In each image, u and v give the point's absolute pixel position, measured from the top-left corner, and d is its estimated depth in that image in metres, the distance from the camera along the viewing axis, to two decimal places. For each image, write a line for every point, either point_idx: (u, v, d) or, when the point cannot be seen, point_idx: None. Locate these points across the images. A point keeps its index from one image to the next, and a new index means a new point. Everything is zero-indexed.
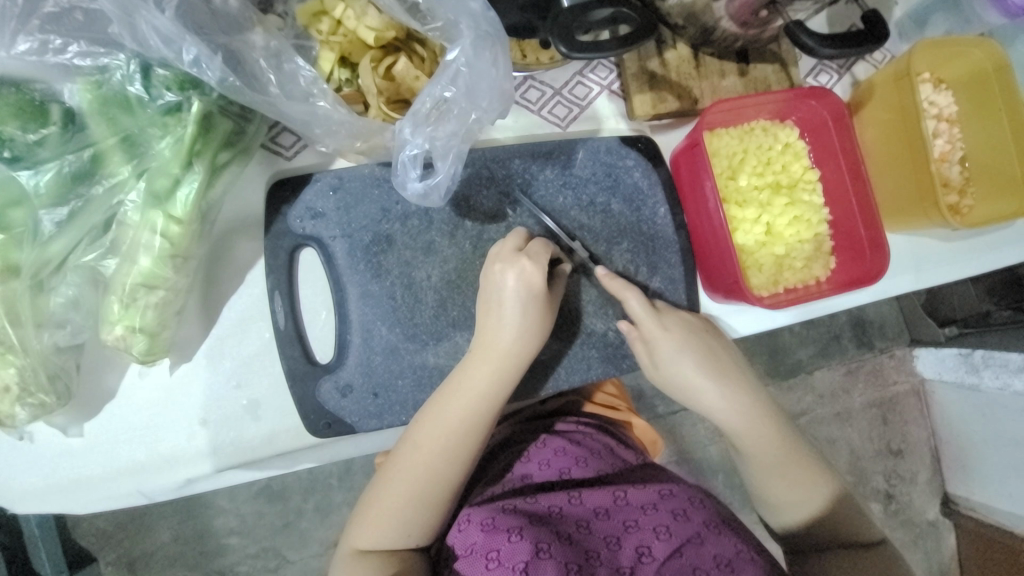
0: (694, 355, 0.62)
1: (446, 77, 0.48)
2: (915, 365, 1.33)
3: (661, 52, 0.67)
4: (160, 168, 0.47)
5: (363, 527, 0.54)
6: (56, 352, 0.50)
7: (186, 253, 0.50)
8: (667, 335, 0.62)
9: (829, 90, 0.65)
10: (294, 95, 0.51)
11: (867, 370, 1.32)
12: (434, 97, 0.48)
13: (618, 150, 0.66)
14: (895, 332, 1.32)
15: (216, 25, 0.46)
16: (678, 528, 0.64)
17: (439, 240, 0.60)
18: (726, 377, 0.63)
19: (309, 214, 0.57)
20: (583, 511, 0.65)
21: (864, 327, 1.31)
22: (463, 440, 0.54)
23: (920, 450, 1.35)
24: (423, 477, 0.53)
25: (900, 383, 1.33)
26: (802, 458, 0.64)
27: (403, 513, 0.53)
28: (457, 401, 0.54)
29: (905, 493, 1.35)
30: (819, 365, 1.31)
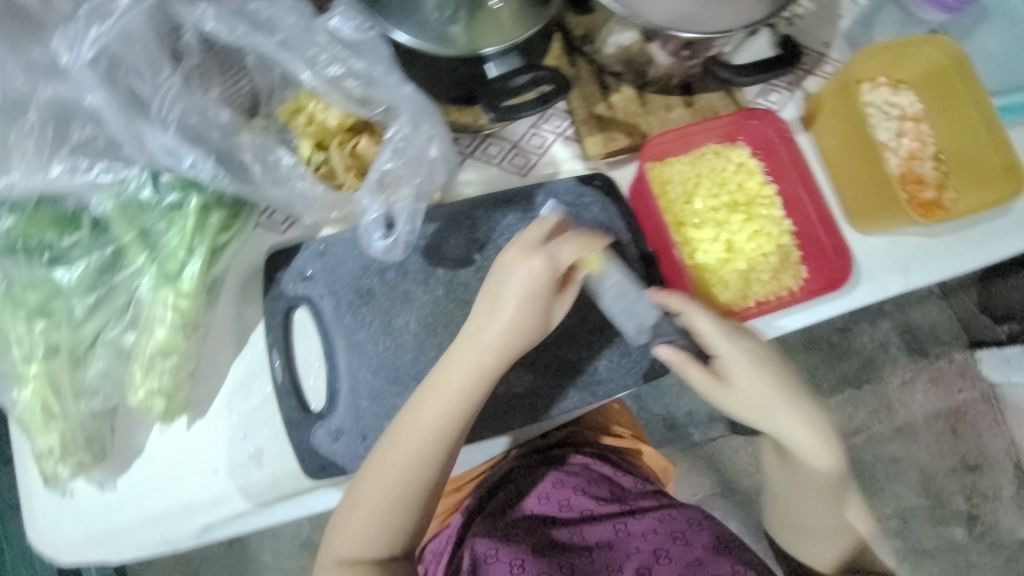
0: (761, 380, 0.63)
1: (388, 151, 0.58)
2: (980, 371, 1.44)
3: (607, 97, 0.73)
4: (168, 254, 0.57)
5: (342, 531, 0.57)
6: (92, 417, 0.58)
7: (194, 323, 0.59)
8: (733, 363, 0.63)
9: (768, 109, 0.69)
10: (276, 180, 0.60)
11: (928, 378, 1.44)
12: (381, 169, 0.58)
13: (576, 189, 0.71)
14: (951, 337, 1.45)
15: (207, 135, 0.56)
16: (677, 553, 0.66)
17: (415, 289, 0.66)
18: (801, 406, 0.64)
19: (299, 278, 0.65)
20: (585, 543, 0.69)
21: (912, 333, 1.44)
22: (437, 444, 0.57)
23: (1001, 465, 1.44)
24: (403, 478, 0.56)
25: (965, 391, 1.43)
26: (850, 498, 0.68)
27: (379, 514, 0.57)
28: (433, 403, 0.57)
29: (990, 513, 1.43)
30: (876, 376, 1.43)
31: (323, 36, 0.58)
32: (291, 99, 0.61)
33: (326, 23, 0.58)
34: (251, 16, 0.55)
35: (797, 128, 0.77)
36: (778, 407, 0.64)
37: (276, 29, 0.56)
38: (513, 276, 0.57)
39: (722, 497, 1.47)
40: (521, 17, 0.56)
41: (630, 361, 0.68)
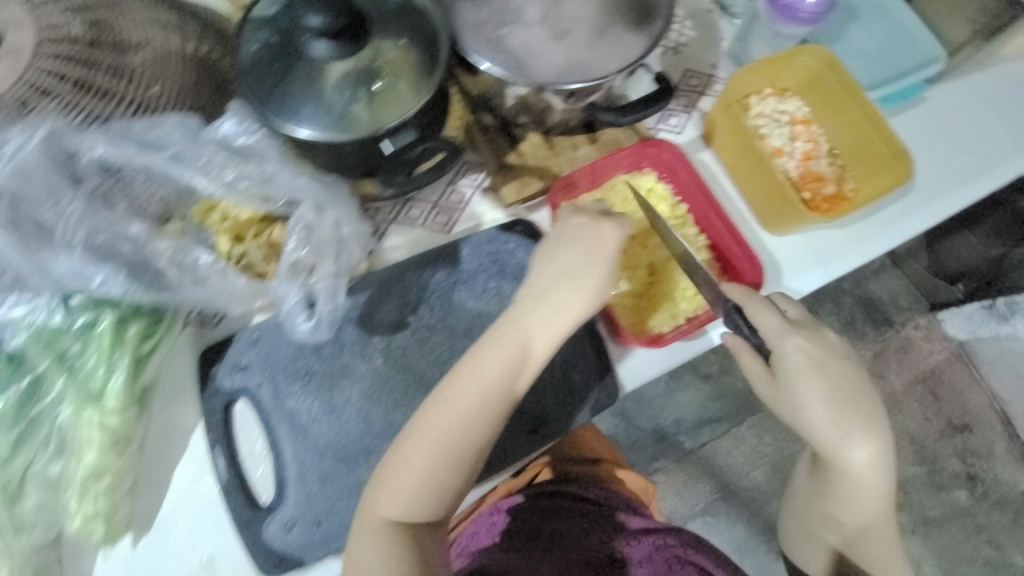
0: (828, 391, 0.64)
1: (294, 241, 0.62)
2: (945, 330, 1.48)
3: (516, 145, 0.76)
4: (87, 374, 0.57)
5: (389, 492, 0.56)
6: (35, 550, 0.57)
7: (126, 437, 0.59)
8: (803, 377, 0.64)
9: (663, 138, 0.73)
10: (195, 280, 0.60)
11: (896, 347, 1.48)
12: (292, 256, 0.62)
13: (499, 237, 0.74)
14: (911, 302, 1.49)
15: (116, 250, 0.57)
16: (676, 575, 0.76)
17: (353, 362, 0.67)
18: (856, 411, 0.65)
19: (234, 370, 0.65)
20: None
21: (874, 305, 1.49)
22: (494, 399, 0.57)
23: (987, 420, 1.46)
24: (453, 438, 0.56)
25: (936, 353, 1.47)
26: (845, 500, 0.70)
27: (428, 476, 0.56)
28: (494, 357, 0.58)
29: (989, 471, 1.44)
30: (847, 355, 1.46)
31: (214, 143, 0.61)
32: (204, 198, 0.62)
33: (216, 130, 0.62)
34: (139, 138, 0.58)
35: (700, 146, 0.82)
36: (843, 418, 0.64)
37: (164, 145, 0.59)
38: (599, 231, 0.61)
39: (724, 501, 1.46)
40: (419, 85, 0.61)
41: (574, 396, 0.69)
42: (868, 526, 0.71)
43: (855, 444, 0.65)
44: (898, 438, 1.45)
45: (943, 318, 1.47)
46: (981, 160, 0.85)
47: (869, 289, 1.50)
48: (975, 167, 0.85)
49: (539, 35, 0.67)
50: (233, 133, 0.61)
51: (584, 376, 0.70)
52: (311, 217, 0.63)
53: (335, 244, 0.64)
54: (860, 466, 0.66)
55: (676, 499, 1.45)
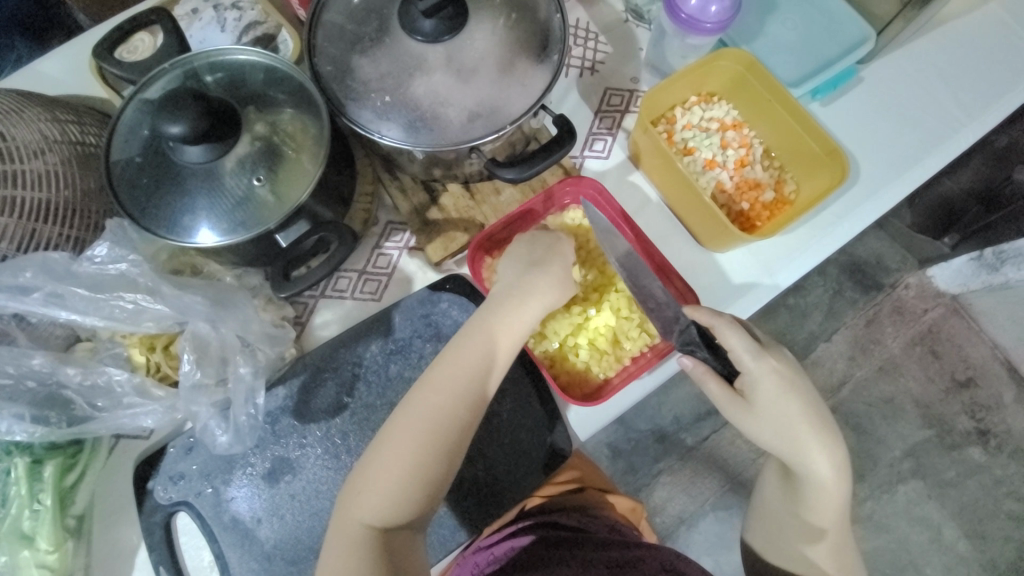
0: (792, 405, 0.62)
1: (188, 359, 0.59)
2: (935, 285, 1.42)
3: (436, 200, 0.74)
4: (13, 518, 0.56)
5: (369, 490, 0.52)
6: None
7: (69, 570, 0.58)
8: (767, 393, 0.62)
9: (580, 175, 0.71)
10: (115, 403, 0.59)
11: (890, 310, 1.43)
12: (189, 375, 0.59)
13: (430, 298, 0.71)
14: (898, 262, 1.43)
15: (23, 387, 0.56)
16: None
17: (295, 453, 0.65)
18: (821, 425, 0.64)
19: (171, 483, 0.63)
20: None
21: (862, 270, 1.43)
22: (473, 381, 0.56)
23: (989, 370, 1.43)
24: (432, 424, 0.54)
25: (931, 310, 1.43)
26: (814, 520, 0.67)
27: (406, 466, 0.52)
28: (471, 341, 0.57)
29: (999, 422, 1.41)
30: (837, 326, 1.42)
31: (86, 278, 0.57)
32: None
33: (87, 258, 0.58)
34: (8, 283, 0.54)
35: (629, 168, 0.79)
36: (804, 430, 0.63)
37: (36, 286, 0.55)
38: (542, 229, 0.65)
39: (733, 493, 1.43)
40: (318, 156, 0.61)
41: (525, 457, 0.68)
42: (838, 541, 0.69)
43: (818, 455, 0.64)
44: (902, 403, 1.41)
45: (932, 274, 1.42)
46: (927, 135, 0.81)
47: (855, 253, 1.43)
48: (923, 142, 0.81)
49: (444, 79, 0.62)
50: (106, 260, 0.58)
51: (532, 436, 0.68)
52: (206, 331, 0.60)
53: (243, 347, 0.62)
54: (825, 477, 0.64)
55: (686, 497, 1.42)
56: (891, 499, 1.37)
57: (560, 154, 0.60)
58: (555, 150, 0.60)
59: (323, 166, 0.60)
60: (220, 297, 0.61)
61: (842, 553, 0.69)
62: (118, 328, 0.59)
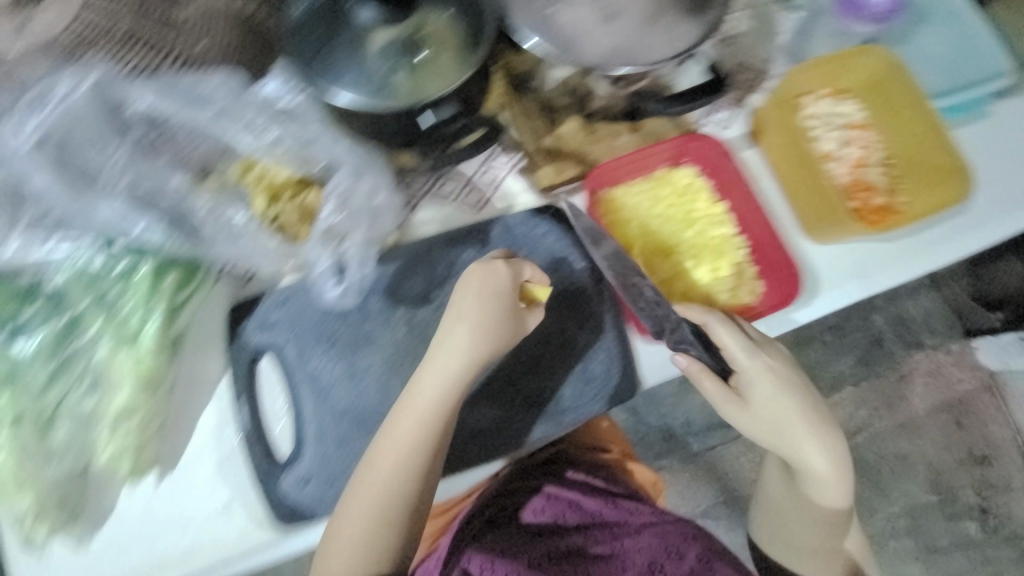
0: (790, 404, 0.66)
1: (329, 206, 0.63)
2: (977, 358, 1.39)
3: (554, 128, 0.74)
4: (124, 316, 0.58)
5: (335, 549, 0.57)
6: (62, 482, 0.59)
7: (158, 379, 0.60)
8: (765, 389, 0.66)
9: (706, 134, 0.72)
10: (228, 237, 0.61)
11: (924, 372, 1.40)
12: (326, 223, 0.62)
13: (531, 220, 0.73)
14: (945, 327, 1.41)
15: (157, 200, 0.59)
16: (670, 565, 0.75)
17: (377, 331, 0.68)
18: (811, 421, 0.67)
19: (263, 327, 0.66)
20: (585, 557, 0.75)
21: (905, 325, 1.41)
22: (420, 447, 0.58)
23: (1007, 451, 1.38)
24: (385, 491, 0.57)
25: (965, 380, 1.40)
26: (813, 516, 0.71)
27: (369, 531, 0.56)
28: (409, 410, 0.58)
29: (1003, 504, 1.38)
30: (869, 374, 1.40)
31: (254, 106, 0.61)
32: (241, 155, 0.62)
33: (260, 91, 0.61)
34: (186, 93, 0.59)
35: (745, 144, 0.79)
36: (795, 427, 0.66)
37: (208, 102, 0.59)
38: (458, 298, 0.60)
39: (728, 503, 1.44)
40: (461, 61, 0.60)
41: (593, 386, 0.68)
42: (836, 531, 0.72)
43: (812, 450, 0.66)
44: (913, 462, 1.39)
45: (976, 346, 1.39)
46: None
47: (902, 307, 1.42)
48: None
49: (589, 13, 0.65)
50: (277, 93, 0.62)
51: (606, 369, 0.68)
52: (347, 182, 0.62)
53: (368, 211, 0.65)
54: (820, 473, 0.67)
55: (679, 499, 1.44)
56: (881, 554, 1.36)
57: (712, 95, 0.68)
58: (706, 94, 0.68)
59: (467, 73, 0.60)
60: (359, 155, 0.64)
61: (837, 542, 0.73)
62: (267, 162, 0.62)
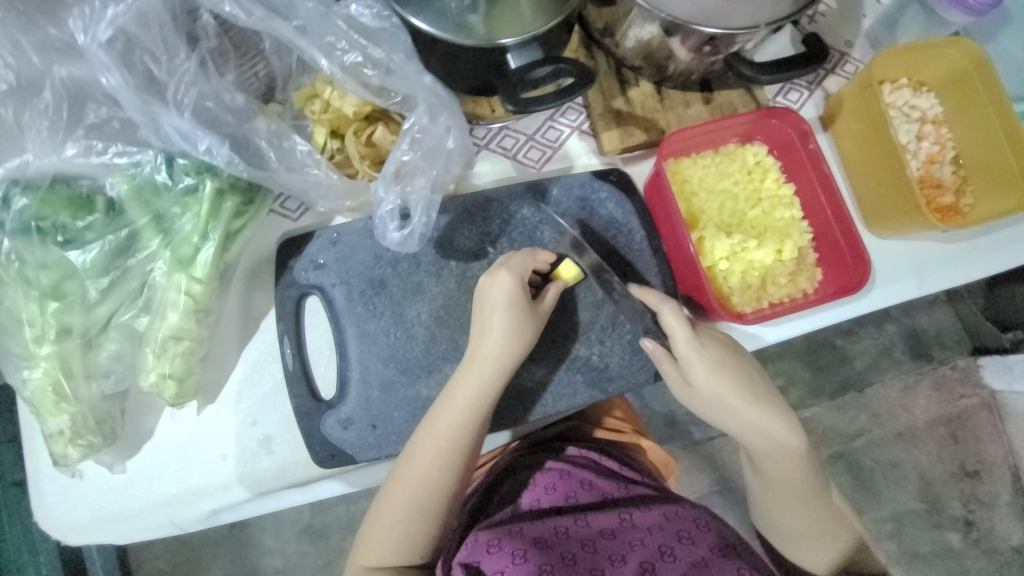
0: (721, 383, 0.61)
1: (406, 142, 0.57)
2: (981, 377, 1.28)
3: (625, 91, 0.72)
4: (182, 238, 0.57)
5: (369, 544, 0.56)
6: (103, 399, 0.59)
7: (207, 308, 0.59)
8: (700, 366, 0.60)
9: (789, 109, 0.67)
10: (292, 167, 0.58)
11: (928, 385, 1.28)
12: (396, 160, 0.56)
13: (591, 183, 0.70)
14: (953, 342, 1.29)
15: (222, 118, 0.55)
16: (683, 552, 0.60)
17: (427, 281, 0.66)
18: (762, 403, 0.61)
19: (312, 266, 0.65)
20: (590, 532, 0.61)
21: (919, 337, 1.28)
22: (456, 452, 0.56)
23: (997, 469, 1.29)
24: (421, 493, 0.56)
25: (967, 398, 1.28)
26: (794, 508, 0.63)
27: (404, 531, 0.56)
28: (446, 413, 0.57)
29: (986, 520, 1.28)
30: (873, 380, 1.27)
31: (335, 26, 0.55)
32: (307, 85, 0.60)
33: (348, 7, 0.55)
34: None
35: (816, 129, 0.76)
36: (747, 412, 0.61)
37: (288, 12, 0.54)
38: (489, 299, 0.58)
39: None
40: (543, 5, 0.55)
41: (641, 358, 0.67)
42: (820, 507, 0.63)
43: (757, 435, 0.61)
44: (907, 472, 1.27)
45: (982, 363, 1.28)
46: None
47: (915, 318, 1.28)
48: None
49: None
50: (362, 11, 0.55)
51: None
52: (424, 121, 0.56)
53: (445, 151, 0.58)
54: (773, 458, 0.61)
55: None
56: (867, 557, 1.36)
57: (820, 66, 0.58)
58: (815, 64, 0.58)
59: (550, 23, 0.54)
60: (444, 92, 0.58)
61: (829, 522, 0.63)
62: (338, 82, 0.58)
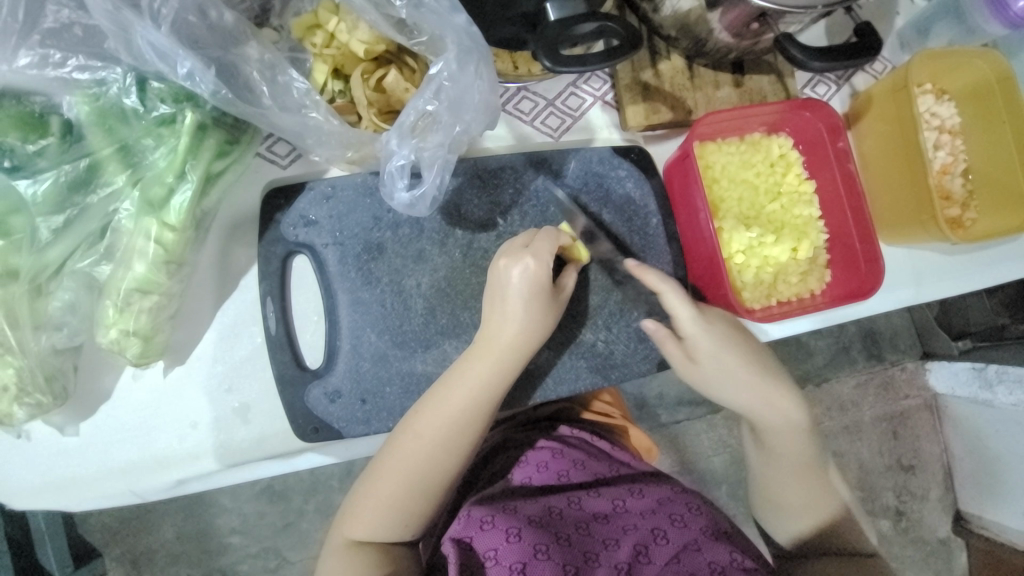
0: (726, 358, 0.60)
1: (429, 91, 0.50)
2: (927, 379, 1.26)
3: (655, 63, 0.66)
4: (153, 177, 0.50)
5: (360, 516, 0.53)
6: (54, 353, 0.52)
7: (179, 260, 0.52)
8: (705, 337, 0.59)
9: (824, 102, 0.64)
10: (287, 106, 0.51)
11: (878, 383, 1.24)
12: (417, 110, 0.50)
13: (611, 160, 0.66)
14: (907, 345, 1.25)
15: (209, 39, 0.47)
16: (676, 535, 0.59)
17: (429, 249, 0.60)
18: (765, 378, 0.61)
19: (302, 222, 0.58)
20: (583, 514, 0.60)
21: (875, 339, 1.24)
22: (464, 433, 0.54)
23: (932, 467, 1.28)
24: (422, 470, 0.53)
25: (912, 398, 1.25)
26: (791, 476, 0.62)
27: (394, 509, 0.53)
28: (457, 391, 0.54)
29: (916, 511, 1.28)
30: (828, 377, 1.23)
31: None
32: (309, 13, 0.52)
33: None
34: None
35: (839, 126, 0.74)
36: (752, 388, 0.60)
37: None
38: (509, 276, 0.55)
39: None
40: None
41: (645, 347, 0.65)
42: (813, 475, 0.62)
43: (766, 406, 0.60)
44: (848, 462, 1.24)
45: (929, 367, 1.25)
46: None
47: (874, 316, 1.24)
48: None
49: None
50: None
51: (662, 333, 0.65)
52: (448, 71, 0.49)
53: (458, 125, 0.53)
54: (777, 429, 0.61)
55: None
56: None
57: (866, 60, 0.56)
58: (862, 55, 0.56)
59: None
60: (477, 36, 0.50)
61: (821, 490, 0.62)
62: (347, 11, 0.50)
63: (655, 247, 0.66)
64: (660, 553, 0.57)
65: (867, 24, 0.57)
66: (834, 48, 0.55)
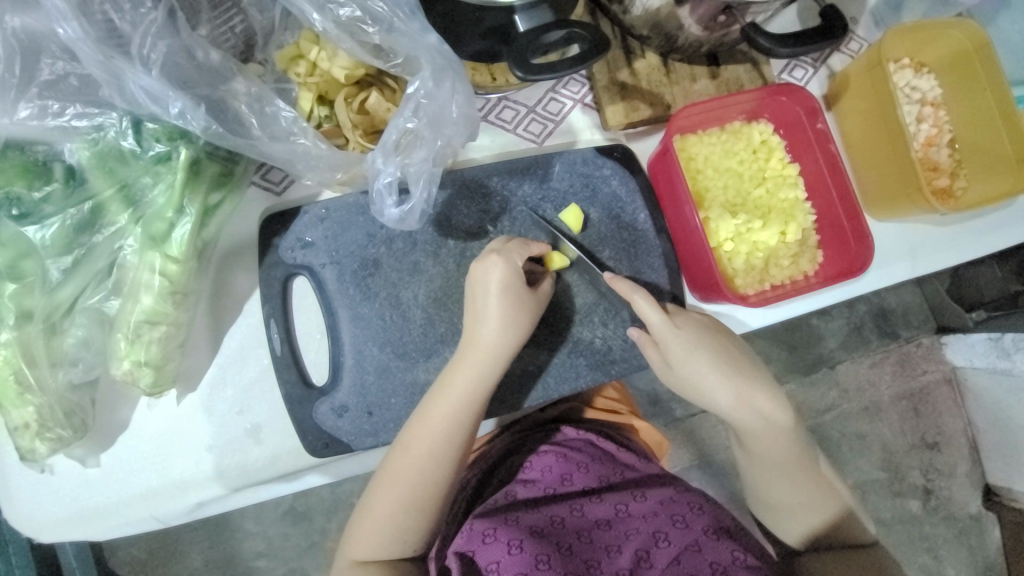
0: (701, 363, 0.59)
1: (409, 108, 0.52)
2: (944, 354, 1.24)
3: (631, 63, 0.68)
4: (154, 213, 0.52)
5: (361, 535, 0.55)
6: (72, 389, 0.54)
7: (184, 290, 0.54)
8: (675, 340, 0.59)
9: (799, 86, 0.65)
10: (276, 135, 0.53)
11: (894, 361, 1.23)
12: (399, 128, 0.52)
13: (594, 160, 0.67)
14: (920, 320, 1.24)
15: (197, 78, 0.49)
16: (677, 536, 0.59)
17: (424, 261, 0.62)
18: (743, 378, 0.60)
19: (299, 244, 0.60)
20: (585, 522, 0.60)
21: (886, 317, 1.23)
22: (454, 438, 0.55)
23: (956, 442, 1.26)
24: (416, 479, 0.54)
25: (930, 372, 1.24)
26: (785, 481, 0.61)
27: (395, 527, 0.54)
28: (441, 401, 0.55)
29: (944, 488, 1.26)
30: (842, 359, 1.22)
31: None
32: (291, 44, 0.54)
33: None
34: None
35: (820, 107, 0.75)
36: (730, 391, 0.59)
37: None
38: (482, 280, 0.56)
39: None
40: None
41: None
42: (805, 475, 0.61)
43: (748, 408, 0.59)
44: (869, 444, 1.23)
45: (946, 342, 1.23)
46: None
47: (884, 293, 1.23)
48: None
49: None
50: None
51: None
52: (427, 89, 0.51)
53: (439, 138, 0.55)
54: (760, 432, 0.59)
55: None
56: None
57: (834, 42, 0.56)
58: (830, 36, 0.57)
59: None
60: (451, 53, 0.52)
61: (811, 480, 0.61)
62: (325, 40, 0.52)
63: (645, 242, 0.67)
64: (661, 556, 0.58)
65: (832, 7, 0.58)
66: (800, 34, 0.56)
